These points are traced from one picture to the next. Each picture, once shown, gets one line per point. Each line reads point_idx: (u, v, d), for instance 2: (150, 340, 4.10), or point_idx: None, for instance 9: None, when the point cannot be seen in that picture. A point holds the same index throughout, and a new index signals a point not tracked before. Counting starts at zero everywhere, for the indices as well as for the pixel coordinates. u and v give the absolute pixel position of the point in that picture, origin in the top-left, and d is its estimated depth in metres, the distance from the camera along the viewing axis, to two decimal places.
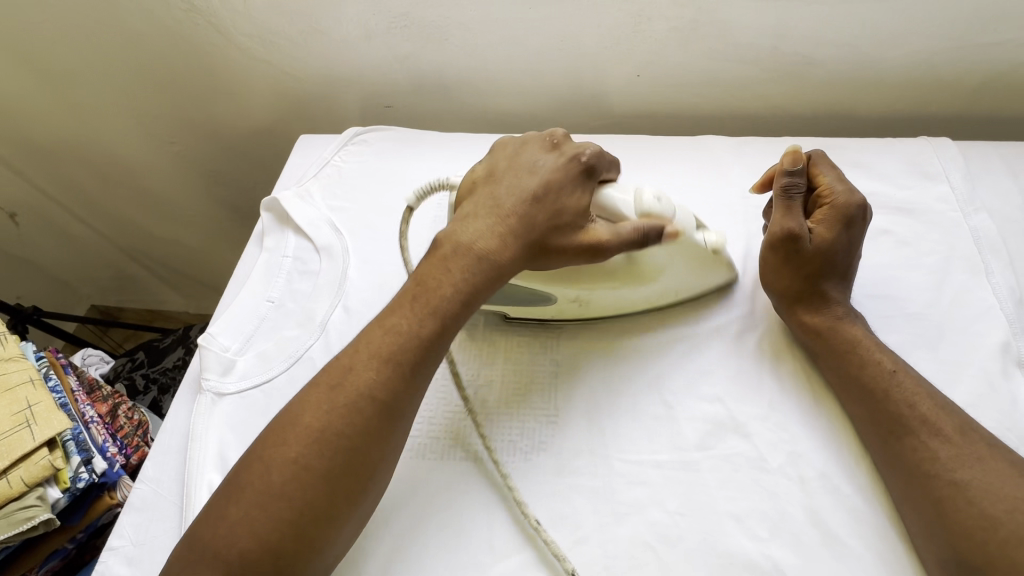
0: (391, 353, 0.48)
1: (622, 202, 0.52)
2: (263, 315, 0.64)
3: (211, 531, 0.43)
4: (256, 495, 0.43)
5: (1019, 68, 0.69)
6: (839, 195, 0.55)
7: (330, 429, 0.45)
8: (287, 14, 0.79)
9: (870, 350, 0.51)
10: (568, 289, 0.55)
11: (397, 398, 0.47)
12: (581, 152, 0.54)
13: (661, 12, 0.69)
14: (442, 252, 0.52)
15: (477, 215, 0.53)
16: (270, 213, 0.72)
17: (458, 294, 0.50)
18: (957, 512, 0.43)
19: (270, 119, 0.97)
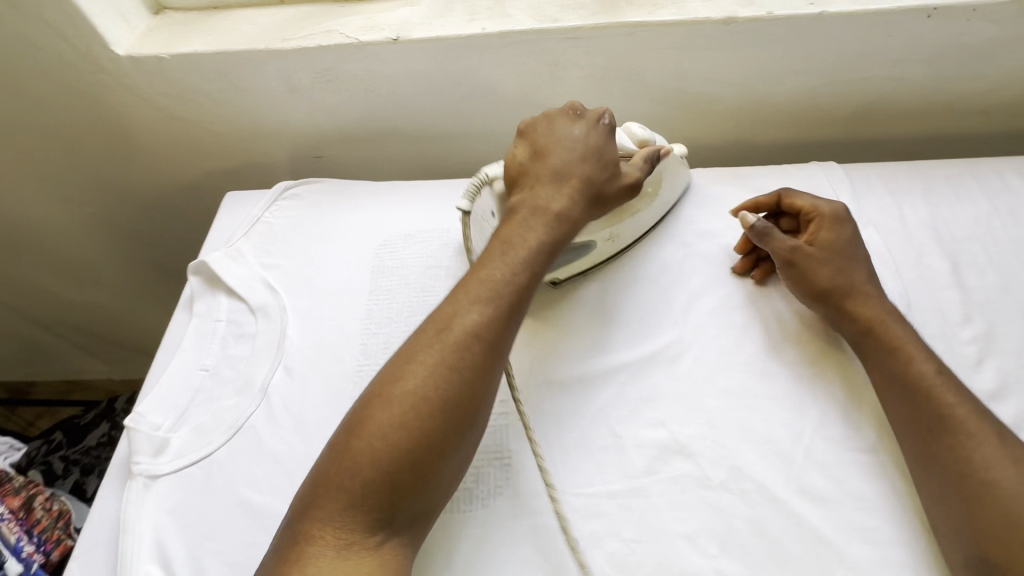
0: (491, 295, 0.52)
1: (620, 134, 0.66)
2: (197, 386, 0.61)
3: (336, 465, 0.46)
4: (377, 430, 0.46)
5: (884, 99, 0.79)
6: (823, 212, 0.62)
7: (442, 366, 0.48)
8: (205, 73, 0.77)
9: (915, 350, 0.53)
10: (603, 227, 0.64)
11: (501, 337, 0.51)
12: (600, 117, 0.63)
13: (575, 61, 0.74)
14: (521, 211, 0.57)
15: (541, 179, 0.59)
16: (197, 277, 0.69)
17: (539, 243, 0.56)
18: (988, 511, 0.45)
19: (195, 175, 0.94)
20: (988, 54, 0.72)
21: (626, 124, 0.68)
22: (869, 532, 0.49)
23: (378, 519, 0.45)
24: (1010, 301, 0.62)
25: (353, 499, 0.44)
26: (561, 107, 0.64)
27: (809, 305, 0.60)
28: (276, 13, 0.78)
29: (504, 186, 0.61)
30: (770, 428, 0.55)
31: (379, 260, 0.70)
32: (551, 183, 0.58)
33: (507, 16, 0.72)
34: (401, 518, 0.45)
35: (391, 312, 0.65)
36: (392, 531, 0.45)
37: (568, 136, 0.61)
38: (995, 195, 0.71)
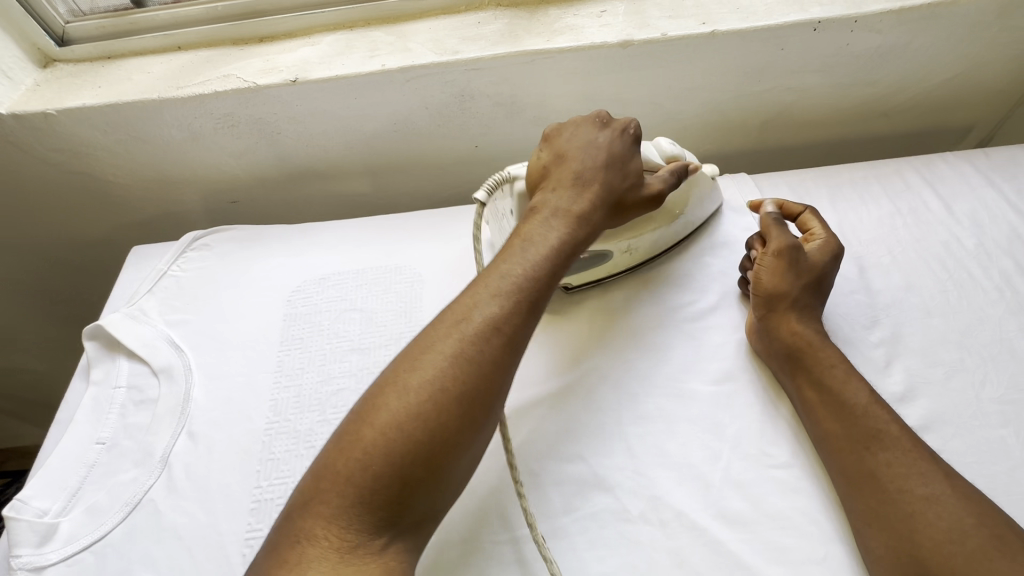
0: (513, 289, 0.50)
1: (648, 146, 0.64)
2: (92, 461, 0.57)
3: (343, 458, 0.42)
4: (391, 421, 0.43)
5: (789, 109, 0.81)
6: (830, 237, 0.63)
7: (462, 359, 0.46)
8: (98, 125, 0.74)
9: (847, 372, 0.54)
10: (622, 240, 0.64)
11: (522, 334, 0.49)
12: (628, 125, 0.61)
13: (481, 91, 0.73)
14: (539, 208, 0.56)
15: (560, 178, 0.58)
16: (95, 341, 0.65)
17: (555, 239, 0.54)
18: (930, 525, 0.45)
19: (106, 228, 0.90)
20: (878, 60, 0.74)
21: (657, 138, 0.66)
22: (787, 552, 0.48)
23: (385, 519, 0.41)
24: (914, 301, 0.63)
25: (359, 496, 0.41)
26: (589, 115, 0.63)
27: (756, 301, 0.60)
28: (172, 60, 0.76)
29: (527, 188, 0.60)
30: (689, 452, 0.54)
31: (292, 307, 0.68)
32: (569, 183, 0.57)
33: (407, 50, 0.71)
34: (408, 516, 0.42)
35: (304, 361, 0.63)
36: (397, 534, 0.42)
37: (589, 139, 0.60)
38: (897, 196, 0.73)
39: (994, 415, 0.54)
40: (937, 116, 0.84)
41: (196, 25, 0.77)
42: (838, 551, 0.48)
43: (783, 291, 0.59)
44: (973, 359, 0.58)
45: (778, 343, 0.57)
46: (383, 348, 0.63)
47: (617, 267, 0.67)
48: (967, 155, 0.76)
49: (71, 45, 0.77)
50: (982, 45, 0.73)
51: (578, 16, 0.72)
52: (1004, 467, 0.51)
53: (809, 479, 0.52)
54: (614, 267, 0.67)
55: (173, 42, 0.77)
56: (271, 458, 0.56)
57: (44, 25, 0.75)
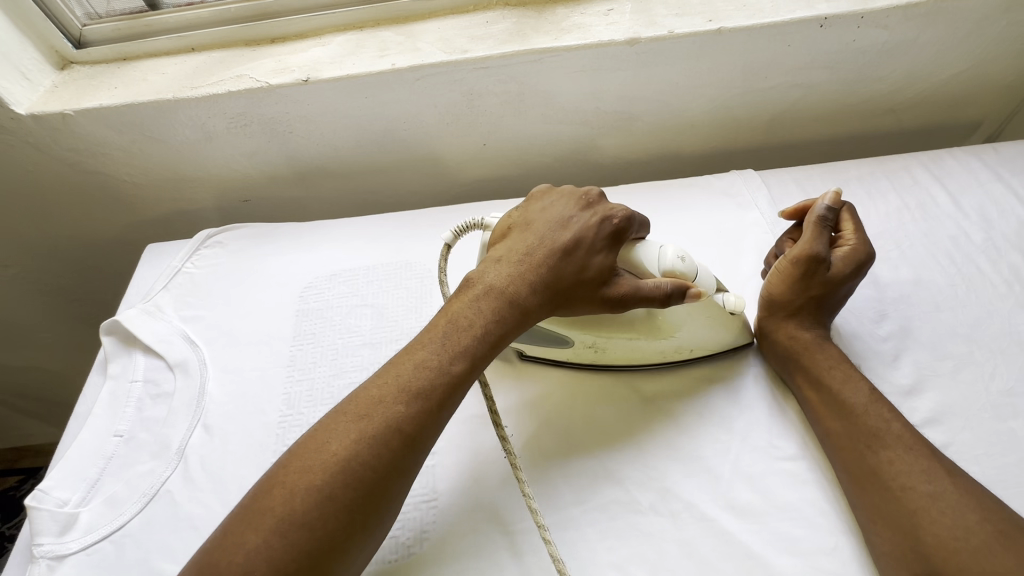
0: (422, 384, 0.48)
1: (646, 251, 0.54)
2: (110, 454, 0.58)
3: (221, 558, 0.41)
4: (275, 523, 0.42)
5: (796, 106, 0.81)
6: (858, 251, 0.60)
7: (354, 460, 0.44)
8: (113, 125, 0.75)
9: (848, 373, 0.54)
10: (582, 335, 0.57)
11: (425, 436, 0.47)
12: (612, 214, 0.56)
13: (488, 90, 0.74)
14: (473, 288, 0.54)
15: (503, 257, 0.55)
16: (111, 336, 0.66)
17: (480, 329, 0.51)
18: (933, 522, 0.45)
19: (120, 227, 0.91)
20: (884, 56, 0.75)
21: (675, 245, 0.55)
22: (797, 543, 0.48)
23: None
24: (922, 294, 0.63)
25: None
26: (576, 189, 0.60)
27: (761, 302, 0.61)
28: (186, 61, 0.77)
29: (489, 243, 0.59)
30: (698, 445, 0.54)
31: (304, 303, 0.69)
32: (513, 262, 0.55)
33: (417, 50, 0.72)
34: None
35: (316, 356, 0.64)
36: None
37: (558, 218, 0.57)
38: (905, 191, 0.73)
39: (1004, 407, 0.54)
40: (944, 112, 0.84)
41: (209, 27, 0.79)
42: (847, 543, 0.48)
43: (789, 298, 0.59)
44: (982, 353, 0.58)
45: (780, 342, 0.58)
46: (394, 343, 0.64)
47: (581, 359, 0.60)
48: (975, 150, 0.76)
49: (88, 47, 0.79)
50: (990, 40, 0.74)
51: (585, 14, 0.73)
52: (1015, 459, 0.52)
53: (818, 471, 0.52)
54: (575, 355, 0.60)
55: (187, 44, 0.79)
56: (285, 450, 0.57)
57: (62, 28, 0.77)
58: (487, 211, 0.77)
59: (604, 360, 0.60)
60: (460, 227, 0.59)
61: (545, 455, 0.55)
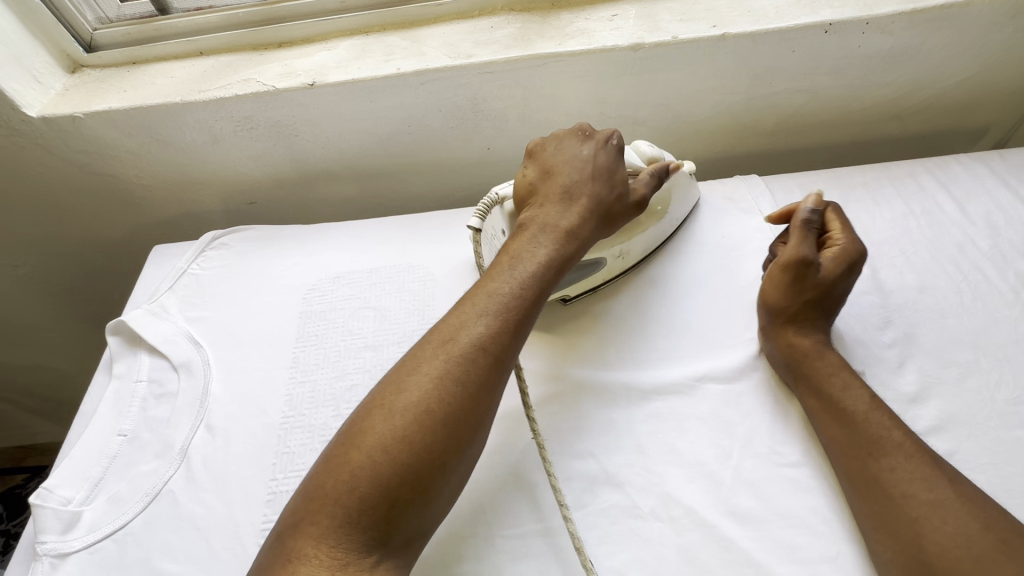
0: (497, 307, 0.51)
1: (627, 151, 0.66)
2: (114, 453, 0.59)
3: (331, 480, 0.43)
4: (377, 441, 0.44)
5: (800, 111, 0.81)
6: (847, 244, 0.61)
7: (445, 378, 0.47)
8: (123, 127, 0.76)
9: (848, 379, 0.54)
10: (610, 247, 0.64)
11: (506, 352, 0.50)
12: (611, 136, 0.63)
13: (492, 95, 0.75)
14: (524, 225, 0.58)
15: (542, 198, 0.59)
16: (117, 336, 0.67)
17: (544, 257, 0.55)
18: (935, 530, 0.45)
19: (128, 228, 0.92)
20: (890, 62, 0.74)
21: (634, 142, 0.68)
22: (799, 550, 0.48)
23: (374, 539, 0.42)
24: (927, 301, 0.63)
25: (349, 515, 0.42)
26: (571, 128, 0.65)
27: (759, 310, 0.61)
28: (194, 65, 0.78)
29: (515, 206, 0.61)
30: (700, 450, 0.54)
31: (307, 305, 0.69)
32: (556, 200, 0.59)
33: (422, 54, 0.73)
34: (397, 539, 0.43)
35: (319, 358, 0.64)
36: (386, 554, 0.42)
37: (574, 153, 0.62)
38: (910, 197, 0.73)
39: (1009, 416, 0.54)
40: (950, 118, 0.84)
41: (217, 31, 0.79)
42: (849, 551, 0.48)
43: (785, 301, 0.59)
44: (987, 360, 0.58)
45: (780, 349, 0.57)
46: (396, 346, 0.64)
47: (609, 274, 0.67)
48: (982, 157, 0.76)
49: (98, 51, 0.80)
50: (996, 46, 0.73)
51: (589, 20, 0.74)
52: (1020, 469, 0.51)
53: (820, 478, 0.52)
54: (607, 275, 0.67)
55: (195, 48, 0.80)
56: (286, 452, 0.57)
57: (73, 32, 0.78)
58: None
59: (626, 265, 0.68)
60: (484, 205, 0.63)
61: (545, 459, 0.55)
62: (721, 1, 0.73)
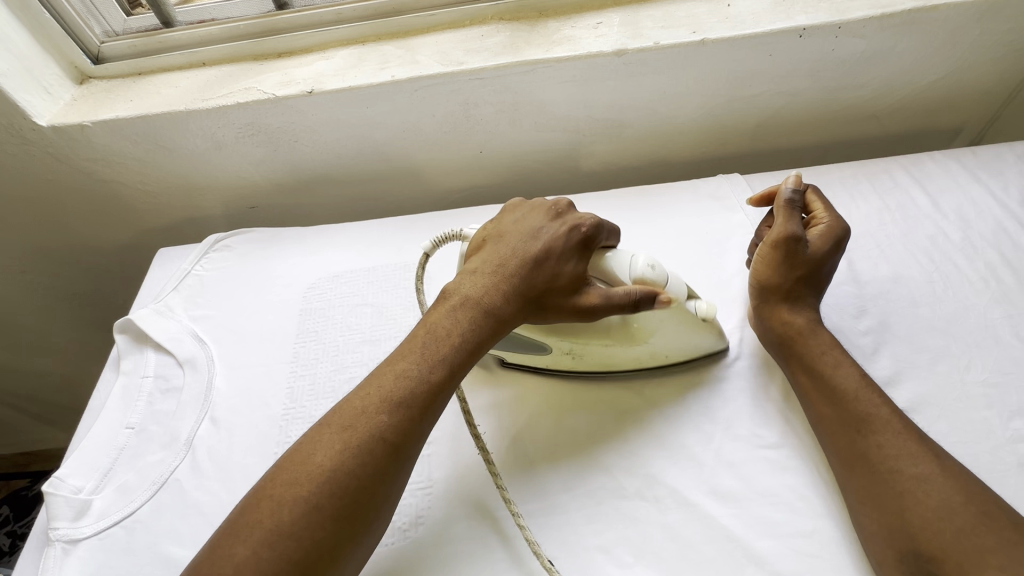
0: (402, 394, 0.50)
1: (613, 262, 0.56)
2: (122, 444, 0.61)
3: (212, 569, 0.42)
4: (266, 532, 0.43)
5: (781, 113, 0.84)
6: (831, 225, 0.62)
7: (338, 469, 0.46)
8: (128, 135, 0.79)
9: (839, 359, 0.55)
10: (559, 342, 0.58)
11: (405, 444, 0.49)
12: (581, 222, 0.58)
13: (484, 99, 0.78)
14: (450, 299, 0.56)
15: (479, 268, 0.57)
16: (125, 334, 0.70)
17: (460, 341, 0.53)
18: (920, 504, 0.46)
19: (132, 233, 0.95)
20: (864, 64, 0.78)
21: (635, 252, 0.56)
22: (776, 526, 0.50)
23: None
24: (901, 291, 0.66)
25: None
26: (547, 202, 0.63)
27: (753, 290, 0.62)
28: (196, 75, 0.81)
29: (465, 255, 0.61)
30: (683, 434, 0.56)
31: (307, 303, 0.72)
32: (488, 274, 0.56)
33: (415, 62, 0.76)
34: None
35: (318, 352, 0.67)
36: None
37: (527, 229, 0.60)
38: (885, 192, 0.76)
39: (978, 398, 0.56)
40: (927, 117, 0.87)
41: (219, 43, 0.83)
42: (824, 526, 0.50)
43: (776, 280, 0.60)
44: (958, 346, 0.60)
45: (773, 328, 0.59)
46: (391, 340, 0.66)
47: (559, 365, 0.62)
48: (954, 154, 0.79)
49: (105, 63, 0.83)
50: (966, 48, 0.76)
51: (576, 28, 0.77)
52: (987, 447, 0.53)
53: (798, 459, 0.54)
54: (552, 363, 0.62)
55: (198, 59, 0.83)
56: (287, 441, 0.60)
57: (81, 45, 0.82)
58: (482, 215, 0.80)
59: (582, 365, 0.61)
60: (439, 238, 0.62)
61: (531, 450, 0.57)
62: (701, 9, 0.77)
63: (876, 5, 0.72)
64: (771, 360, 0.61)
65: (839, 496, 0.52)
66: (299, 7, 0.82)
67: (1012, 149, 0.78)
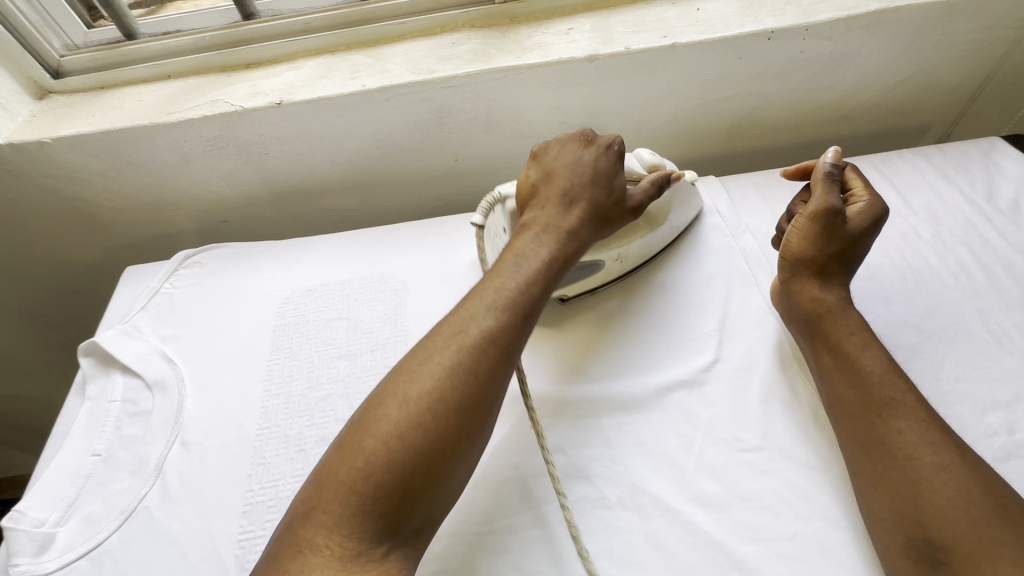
0: (505, 302, 0.53)
1: (630, 159, 0.67)
2: (88, 473, 0.59)
3: (344, 466, 0.44)
4: (396, 425, 0.45)
5: (753, 115, 0.85)
6: (872, 203, 0.62)
7: (456, 370, 0.48)
8: (91, 150, 0.77)
9: (867, 339, 0.55)
10: (609, 249, 0.65)
11: (516, 344, 0.52)
12: (610, 143, 0.63)
13: (457, 107, 0.77)
14: (528, 225, 0.59)
15: (546, 195, 0.60)
16: (90, 357, 0.67)
17: (548, 256, 0.57)
18: (936, 492, 0.46)
19: (99, 251, 0.92)
20: (833, 65, 0.79)
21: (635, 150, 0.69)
22: (759, 531, 0.50)
23: (385, 528, 0.43)
24: (875, 289, 0.66)
25: (363, 505, 0.43)
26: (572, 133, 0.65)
27: (784, 264, 0.62)
28: (162, 88, 0.80)
29: (516, 206, 0.62)
30: (664, 440, 0.56)
31: (281, 319, 0.70)
32: (556, 201, 0.60)
33: (386, 71, 0.75)
34: (407, 528, 0.44)
35: (293, 369, 0.65)
36: (396, 544, 0.43)
37: (573, 158, 0.62)
38: None
39: (952, 393, 0.57)
40: (895, 117, 0.88)
41: (184, 55, 0.81)
42: (807, 529, 0.50)
43: (814, 253, 0.60)
44: (931, 342, 0.61)
45: (802, 304, 0.59)
46: (369, 354, 0.65)
47: (609, 276, 0.69)
48: (922, 152, 0.81)
49: (66, 77, 0.81)
50: (930, 48, 0.78)
51: (547, 34, 0.77)
52: None
53: (779, 461, 0.54)
54: (606, 275, 0.69)
55: (163, 71, 0.81)
56: (262, 463, 0.58)
57: (39, 59, 0.79)
58: (458, 224, 0.79)
59: (627, 268, 0.69)
60: (486, 204, 0.65)
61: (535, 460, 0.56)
62: (670, 13, 0.77)
63: (842, 7, 0.73)
64: (751, 362, 0.61)
65: (821, 498, 0.52)
66: (266, 17, 0.80)
67: (977, 146, 0.80)
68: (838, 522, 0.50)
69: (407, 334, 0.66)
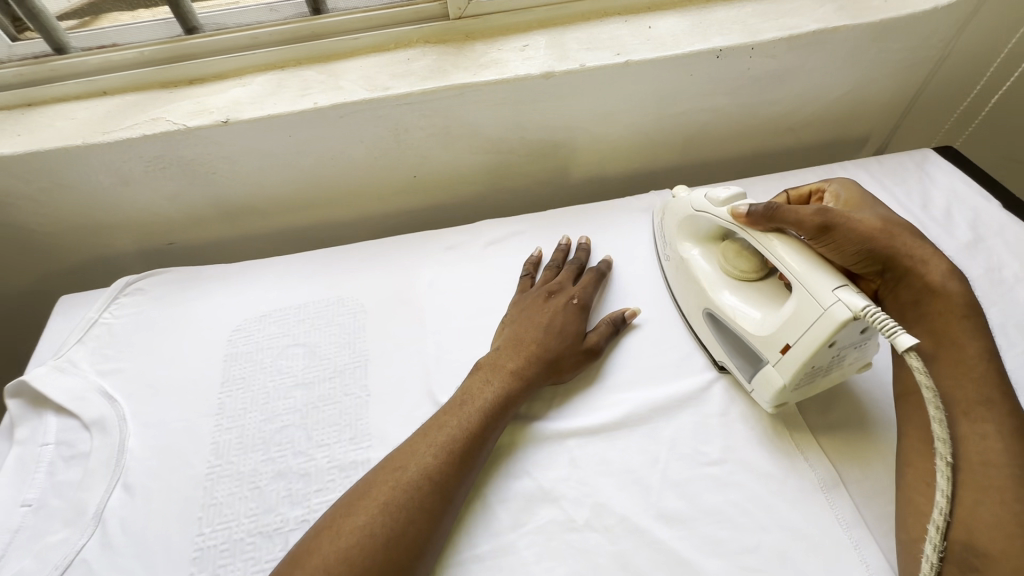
0: (450, 441, 0.53)
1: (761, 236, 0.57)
2: (17, 526, 0.54)
3: None
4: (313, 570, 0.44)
5: (705, 130, 0.87)
6: (839, 184, 0.62)
7: (385, 513, 0.48)
8: (18, 174, 0.72)
9: (972, 332, 0.51)
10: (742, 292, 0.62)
11: (455, 487, 0.51)
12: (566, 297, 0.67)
13: (413, 124, 0.76)
14: (480, 368, 0.61)
15: (504, 350, 0.62)
16: (19, 398, 0.62)
17: (489, 396, 0.57)
18: (1002, 503, 0.43)
19: (30, 278, 0.86)
20: (779, 82, 0.82)
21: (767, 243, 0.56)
22: (723, 544, 0.51)
23: None
24: None
25: None
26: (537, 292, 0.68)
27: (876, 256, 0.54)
28: (97, 106, 0.75)
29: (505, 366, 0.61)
30: (629, 458, 0.56)
31: (232, 347, 0.67)
32: (508, 346, 0.62)
33: (339, 88, 0.73)
34: None
35: (246, 402, 0.62)
36: None
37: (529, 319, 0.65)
38: None
39: None
40: (837, 130, 0.93)
41: (121, 71, 0.76)
42: (769, 540, 0.51)
43: (866, 223, 0.54)
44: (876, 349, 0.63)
45: (916, 281, 0.53)
46: (327, 382, 0.63)
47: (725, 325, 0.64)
48: (862, 164, 0.85)
49: None
50: (866, 65, 0.82)
51: (503, 50, 0.77)
52: None
53: (741, 473, 0.55)
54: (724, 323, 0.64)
55: (98, 87, 0.76)
56: (212, 503, 0.55)
57: None
58: (416, 241, 0.78)
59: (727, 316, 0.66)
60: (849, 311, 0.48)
61: (510, 486, 0.55)
62: (623, 30, 0.78)
63: (785, 27, 0.76)
64: (710, 376, 0.62)
65: (781, 509, 0.53)
66: (210, 31, 0.77)
67: (911, 158, 0.85)
68: (797, 532, 0.51)
69: (366, 361, 0.64)
